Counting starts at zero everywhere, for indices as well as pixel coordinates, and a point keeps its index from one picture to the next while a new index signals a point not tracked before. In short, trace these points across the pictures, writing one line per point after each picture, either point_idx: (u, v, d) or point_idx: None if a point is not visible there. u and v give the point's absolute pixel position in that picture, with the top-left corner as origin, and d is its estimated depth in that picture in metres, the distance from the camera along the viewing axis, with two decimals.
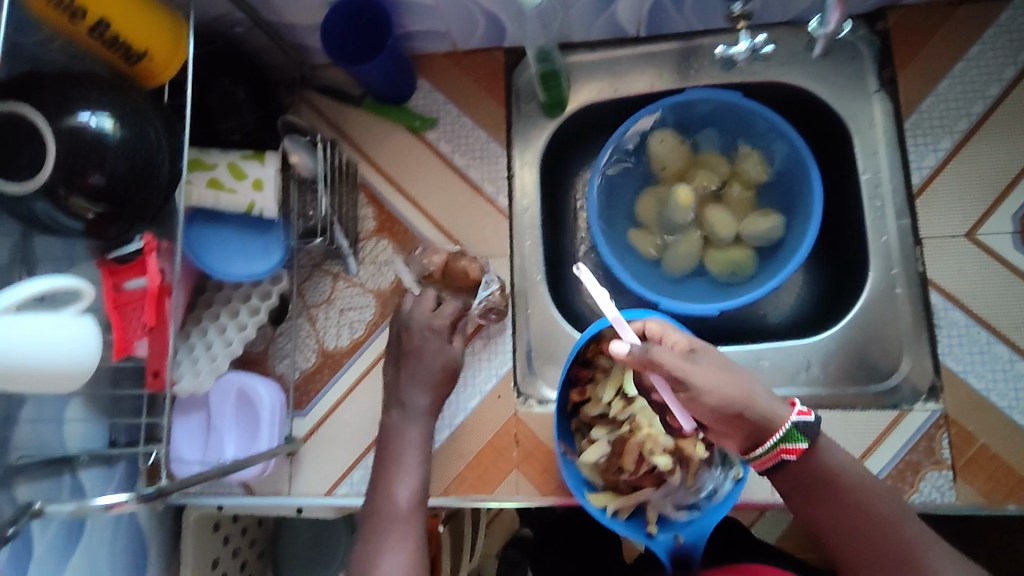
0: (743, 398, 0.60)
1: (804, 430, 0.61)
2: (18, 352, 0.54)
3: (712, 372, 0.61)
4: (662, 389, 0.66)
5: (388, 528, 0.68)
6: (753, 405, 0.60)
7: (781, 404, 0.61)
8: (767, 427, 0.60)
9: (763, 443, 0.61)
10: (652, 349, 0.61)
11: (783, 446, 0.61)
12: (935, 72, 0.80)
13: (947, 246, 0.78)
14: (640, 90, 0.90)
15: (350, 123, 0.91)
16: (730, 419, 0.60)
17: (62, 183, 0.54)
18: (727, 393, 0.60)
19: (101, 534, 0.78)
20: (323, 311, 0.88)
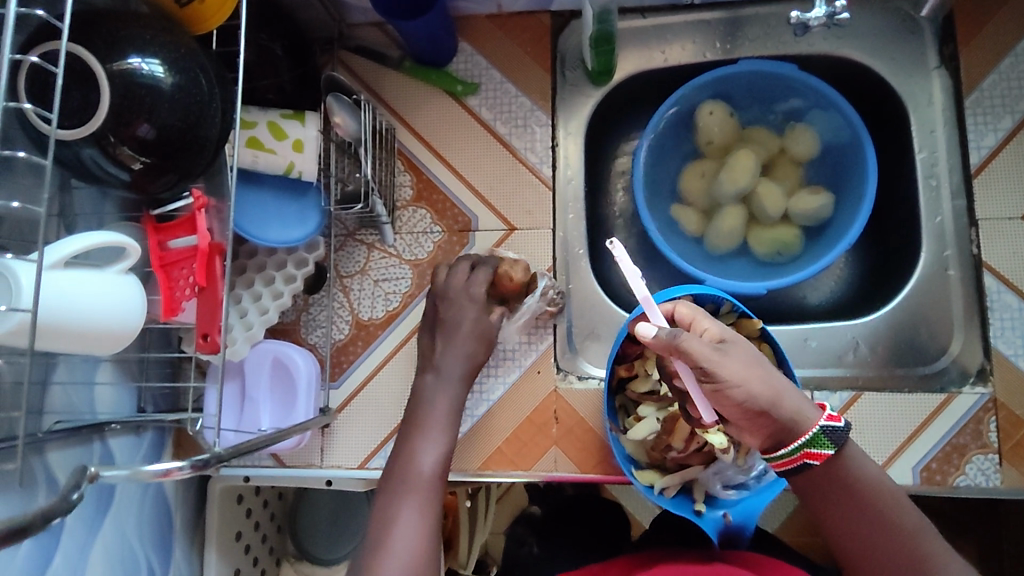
0: (771, 396, 0.57)
1: (833, 438, 0.58)
2: (62, 310, 0.51)
3: (741, 366, 0.57)
4: (687, 382, 0.60)
5: (407, 491, 0.68)
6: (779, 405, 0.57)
7: (806, 406, 0.59)
8: (790, 431, 0.58)
9: (786, 444, 0.59)
10: (681, 335, 0.57)
11: (807, 450, 0.58)
12: (998, 50, 0.78)
13: (1003, 228, 0.76)
14: (690, 59, 0.87)
15: (386, 86, 0.87)
16: (756, 416, 0.58)
17: (111, 130, 0.51)
18: (753, 390, 0.57)
19: (128, 504, 0.76)
20: (357, 281, 0.85)
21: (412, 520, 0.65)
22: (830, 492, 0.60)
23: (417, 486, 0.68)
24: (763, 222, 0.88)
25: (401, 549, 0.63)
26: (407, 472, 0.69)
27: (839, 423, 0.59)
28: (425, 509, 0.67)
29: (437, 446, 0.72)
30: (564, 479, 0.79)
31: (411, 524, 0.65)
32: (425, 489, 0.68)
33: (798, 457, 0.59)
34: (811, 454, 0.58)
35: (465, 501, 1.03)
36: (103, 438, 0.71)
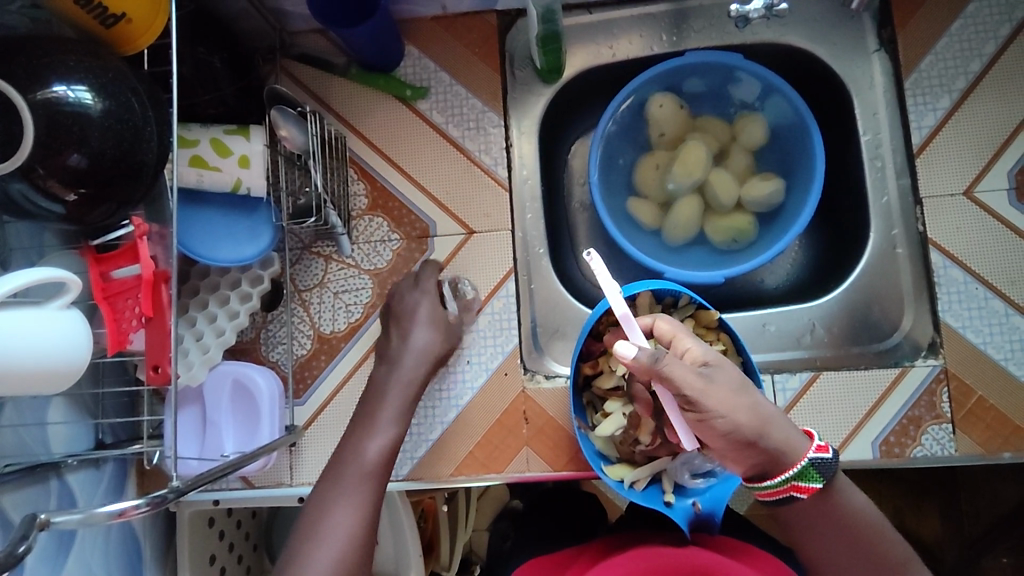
0: (759, 425, 0.59)
1: (820, 471, 0.61)
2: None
3: (724, 395, 0.58)
4: (670, 409, 0.62)
5: (344, 481, 0.69)
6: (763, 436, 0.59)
7: (794, 436, 0.61)
8: (778, 461, 0.60)
9: (771, 476, 0.61)
10: (664, 359, 0.57)
11: (795, 483, 0.61)
12: (933, 31, 0.80)
13: (945, 205, 0.78)
14: (638, 53, 0.88)
15: (335, 94, 0.86)
16: (742, 447, 0.59)
17: (40, 163, 0.50)
18: (740, 420, 0.58)
19: (93, 539, 0.73)
20: (316, 295, 0.84)
21: (346, 515, 0.66)
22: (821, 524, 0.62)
23: (356, 476, 0.69)
24: (718, 210, 0.89)
25: (332, 541, 0.64)
26: (353, 462, 0.70)
27: (828, 454, 0.61)
28: (365, 506, 0.68)
29: (387, 433, 0.73)
30: (537, 479, 0.79)
31: (344, 518, 0.66)
32: (366, 479, 0.69)
33: (785, 488, 0.62)
34: (799, 487, 0.61)
35: (443, 505, 1.01)
36: (59, 475, 0.69)
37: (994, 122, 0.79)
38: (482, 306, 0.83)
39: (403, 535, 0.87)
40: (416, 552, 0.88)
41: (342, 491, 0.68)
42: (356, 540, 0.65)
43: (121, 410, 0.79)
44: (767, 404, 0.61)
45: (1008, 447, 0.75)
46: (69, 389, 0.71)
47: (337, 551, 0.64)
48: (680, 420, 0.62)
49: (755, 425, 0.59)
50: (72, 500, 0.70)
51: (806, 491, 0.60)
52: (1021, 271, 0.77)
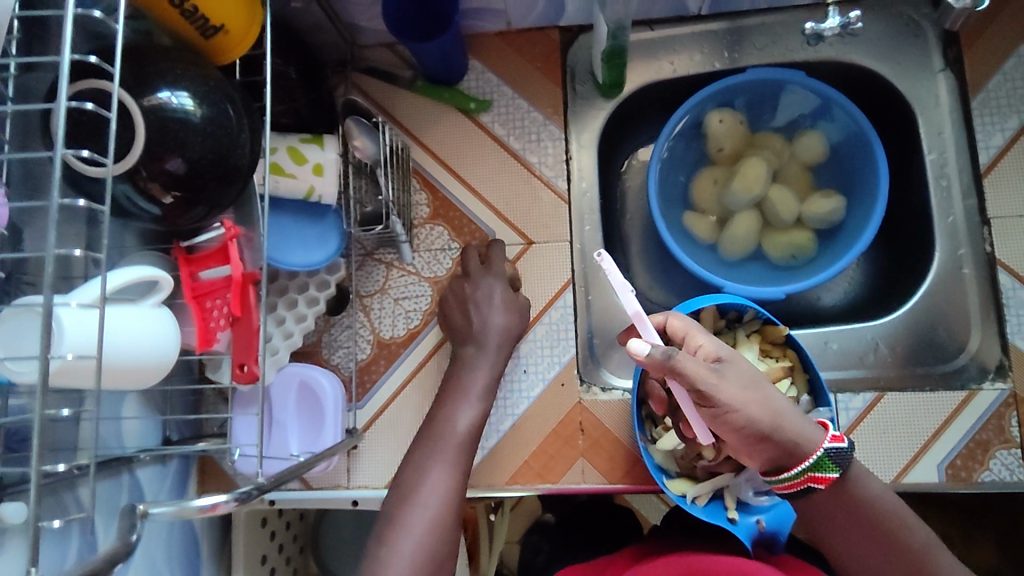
0: (771, 419, 0.58)
1: (835, 460, 0.59)
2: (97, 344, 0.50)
3: (737, 390, 0.58)
4: (683, 401, 0.63)
5: (439, 447, 0.70)
6: (774, 429, 0.58)
7: (806, 428, 0.60)
8: (792, 453, 0.59)
9: (789, 468, 0.60)
10: (676, 355, 0.55)
11: (812, 473, 0.59)
12: (1000, 52, 0.80)
13: (1015, 226, 0.78)
14: (700, 69, 0.88)
15: (399, 105, 0.88)
16: (755, 441, 0.59)
17: (144, 166, 0.52)
18: (752, 414, 0.58)
19: (158, 533, 0.75)
20: (377, 300, 0.85)
21: (441, 480, 0.67)
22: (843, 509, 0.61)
23: (449, 443, 0.71)
24: (776, 226, 0.89)
25: (430, 503, 0.65)
26: (443, 430, 0.72)
27: (843, 444, 0.60)
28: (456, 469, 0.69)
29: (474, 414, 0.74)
30: (592, 490, 0.80)
31: (442, 481, 0.67)
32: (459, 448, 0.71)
33: (803, 480, 0.60)
34: (817, 478, 0.59)
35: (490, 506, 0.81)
36: (131, 470, 0.71)
37: None
38: (538, 315, 0.84)
39: None
40: None
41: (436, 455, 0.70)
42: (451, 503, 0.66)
43: (186, 408, 0.81)
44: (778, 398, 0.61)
45: None
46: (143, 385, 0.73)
47: (433, 512, 0.64)
48: (693, 411, 0.63)
49: (767, 419, 0.58)
50: (141, 494, 0.72)
51: (824, 482, 0.59)
52: None
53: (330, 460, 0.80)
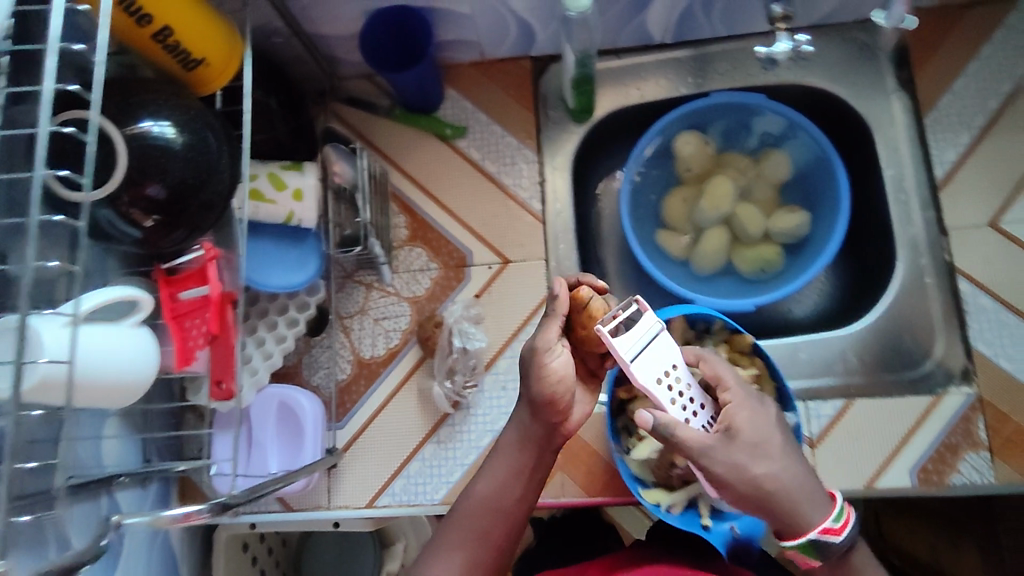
0: (761, 499, 0.61)
1: (819, 549, 0.62)
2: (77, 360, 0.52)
3: (737, 461, 0.61)
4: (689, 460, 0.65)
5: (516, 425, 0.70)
6: (769, 503, 0.61)
7: (813, 506, 0.62)
8: (788, 530, 0.62)
9: (787, 537, 0.63)
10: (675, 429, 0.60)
11: (797, 553, 0.64)
12: (949, 72, 0.84)
13: (972, 236, 0.81)
14: (667, 93, 0.92)
15: (377, 133, 0.91)
16: (752, 506, 0.62)
17: (126, 191, 0.55)
18: (745, 490, 0.61)
19: (137, 558, 0.76)
20: (357, 321, 0.87)
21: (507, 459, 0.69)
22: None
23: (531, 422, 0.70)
24: (745, 241, 0.92)
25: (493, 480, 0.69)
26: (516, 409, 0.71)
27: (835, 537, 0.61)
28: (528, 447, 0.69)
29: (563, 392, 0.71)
30: (572, 503, 0.81)
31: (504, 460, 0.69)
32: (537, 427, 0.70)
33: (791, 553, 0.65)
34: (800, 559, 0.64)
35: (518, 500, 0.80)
36: (110, 493, 0.72)
37: (1016, 156, 0.81)
38: (516, 334, 0.85)
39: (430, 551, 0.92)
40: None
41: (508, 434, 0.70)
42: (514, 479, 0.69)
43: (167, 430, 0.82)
44: (790, 467, 0.63)
45: None
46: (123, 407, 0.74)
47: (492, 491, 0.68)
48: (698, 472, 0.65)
49: (758, 496, 0.61)
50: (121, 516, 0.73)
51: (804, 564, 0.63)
52: None
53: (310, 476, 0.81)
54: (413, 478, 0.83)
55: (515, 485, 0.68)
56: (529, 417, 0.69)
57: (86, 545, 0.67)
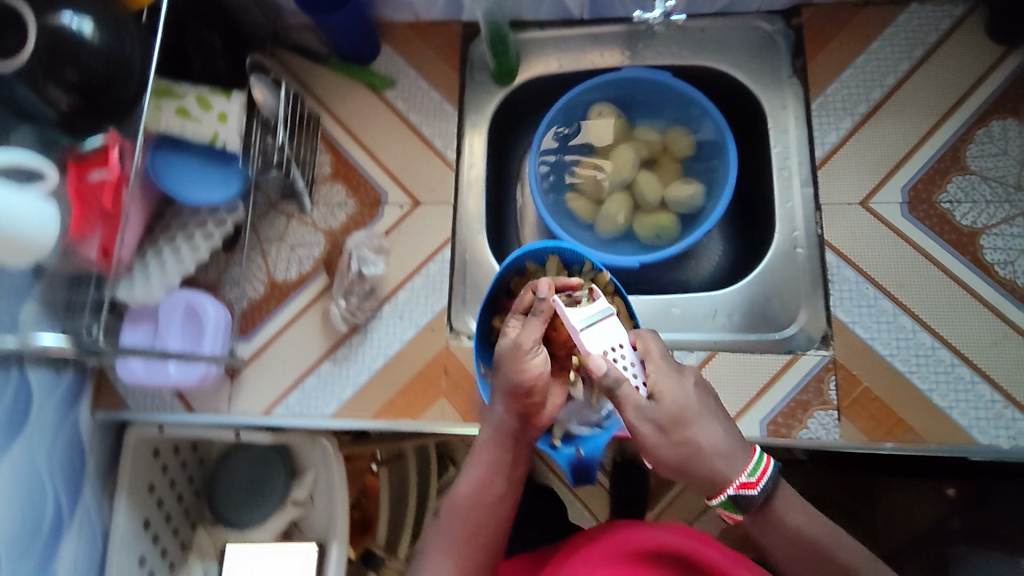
0: (679, 460, 0.64)
1: (739, 503, 0.65)
2: None
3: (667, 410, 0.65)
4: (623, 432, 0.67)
5: (486, 440, 0.72)
6: (690, 469, 0.64)
7: (734, 464, 0.64)
8: (713, 488, 0.65)
9: (715, 495, 0.65)
10: (623, 385, 0.65)
11: (723, 510, 0.67)
12: (839, 63, 0.90)
13: (844, 212, 0.86)
14: (586, 66, 0.99)
15: (313, 79, 0.99)
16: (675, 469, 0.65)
17: (43, 73, 0.63)
18: (659, 456, 0.64)
19: (40, 436, 0.82)
20: (274, 247, 0.94)
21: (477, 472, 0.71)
22: (772, 546, 0.66)
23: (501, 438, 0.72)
24: (645, 209, 0.98)
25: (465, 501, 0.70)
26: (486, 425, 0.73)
27: (751, 491, 0.64)
28: (494, 462, 0.71)
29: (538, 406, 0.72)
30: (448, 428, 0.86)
31: (476, 474, 0.71)
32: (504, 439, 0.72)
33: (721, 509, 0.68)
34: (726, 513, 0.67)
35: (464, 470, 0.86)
36: (21, 368, 0.78)
37: (891, 143, 0.87)
38: (417, 269, 0.92)
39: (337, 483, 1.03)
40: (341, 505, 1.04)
41: (480, 450, 0.72)
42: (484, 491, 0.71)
43: None
44: (709, 431, 0.65)
45: (890, 438, 0.80)
46: (46, 292, 0.75)
47: (467, 508, 0.70)
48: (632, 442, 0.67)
49: (673, 460, 0.64)
50: (28, 391, 0.79)
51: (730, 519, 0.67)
52: (909, 276, 0.83)
53: (210, 368, 0.86)
54: (307, 391, 0.89)
55: (497, 480, 0.71)
56: (503, 411, 0.72)
57: None
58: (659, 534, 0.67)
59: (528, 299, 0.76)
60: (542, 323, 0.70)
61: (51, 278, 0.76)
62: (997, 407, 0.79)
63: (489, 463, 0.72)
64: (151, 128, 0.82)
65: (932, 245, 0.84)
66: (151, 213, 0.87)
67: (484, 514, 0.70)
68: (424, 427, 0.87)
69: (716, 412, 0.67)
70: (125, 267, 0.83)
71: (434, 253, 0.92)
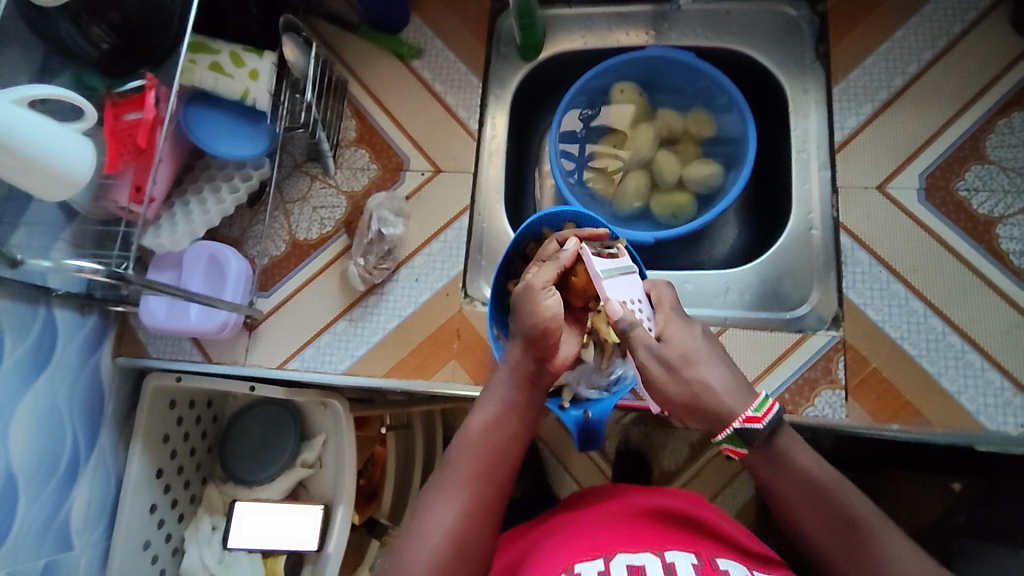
0: (686, 399, 0.66)
1: (744, 438, 0.64)
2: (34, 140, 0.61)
3: (676, 350, 0.67)
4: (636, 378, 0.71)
5: (500, 385, 0.74)
6: (699, 406, 0.65)
7: (738, 400, 0.65)
8: (716, 424, 0.66)
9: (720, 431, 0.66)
10: (634, 329, 0.68)
11: (728, 445, 0.66)
12: (862, 49, 0.90)
13: (860, 195, 0.87)
14: (610, 44, 1.00)
15: (344, 46, 1.01)
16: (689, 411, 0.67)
17: (87, 12, 0.69)
18: (668, 394, 0.66)
19: (63, 374, 0.85)
20: (297, 207, 0.96)
21: (491, 414, 0.73)
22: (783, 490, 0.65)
23: (515, 383, 0.74)
24: (662, 188, 0.99)
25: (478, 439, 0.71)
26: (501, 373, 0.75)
27: (756, 425, 0.64)
28: (507, 405, 0.73)
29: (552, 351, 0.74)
30: (458, 390, 0.88)
31: (490, 415, 0.73)
32: (517, 386, 0.74)
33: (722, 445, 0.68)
34: (731, 449, 0.67)
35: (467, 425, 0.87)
36: (48, 305, 0.81)
37: (910, 130, 0.87)
38: (435, 234, 0.94)
39: (344, 447, 1.04)
40: (350, 470, 1.04)
41: (493, 393, 0.74)
42: (497, 432, 0.72)
43: None
44: (714, 372, 0.67)
45: (896, 420, 0.80)
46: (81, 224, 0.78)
47: (480, 446, 0.71)
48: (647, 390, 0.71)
49: (682, 398, 0.66)
50: (54, 328, 0.82)
51: (734, 454, 0.67)
52: (923, 261, 0.84)
53: (230, 317, 0.88)
54: (322, 348, 0.91)
55: (511, 420, 0.73)
56: (517, 355, 0.74)
57: (17, 338, 0.77)
58: (662, 499, 0.77)
59: (552, 249, 0.80)
60: (560, 270, 0.75)
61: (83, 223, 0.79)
62: (1006, 395, 0.78)
63: (502, 406, 0.73)
64: (185, 81, 0.85)
65: (947, 232, 0.84)
66: (180, 165, 0.90)
67: (497, 454, 0.71)
68: (434, 387, 0.88)
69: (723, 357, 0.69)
70: (154, 216, 0.86)
71: (453, 219, 0.94)
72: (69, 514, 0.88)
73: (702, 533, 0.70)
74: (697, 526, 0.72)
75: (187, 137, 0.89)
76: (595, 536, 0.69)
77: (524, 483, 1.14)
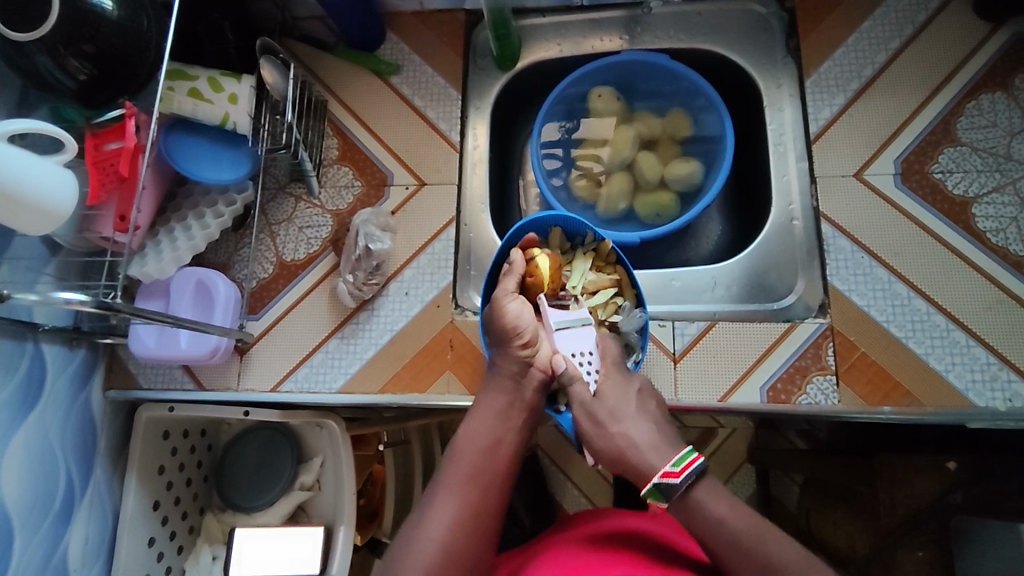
0: (614, 455, 0.71)
1: (664, 493, 0.67)
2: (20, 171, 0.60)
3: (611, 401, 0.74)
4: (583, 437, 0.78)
5: (490, 395, 0.77)
6: (622, 458, 0.71)
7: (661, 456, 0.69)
8: (641, 479, 0.69)
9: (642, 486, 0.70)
10: (574, 381, 0.76)
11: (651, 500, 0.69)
12: (832, 41, 0.93)
13: (838, 184, 0.89)
14: (585, 50, 1.02)
15: (321, 66, 1.01)
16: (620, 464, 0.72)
17: (62, 43, 0.66)
18: (599, 448, 0.73)
19: (54, 410, 0.83)
20: (283, 228, 0.96)
21: (484, 425, 0.74)
22: (705, 533, 0.65)
23: (506, 392, 0.76)
24: (645, 188, 1.01)
25: (470, 449, 0.73)
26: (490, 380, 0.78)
27: (674, 479, 0.66)
28: (496, 417, 0.75)
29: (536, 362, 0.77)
30: (454, 401, 0.88)
31: (482, 426, 0.74)
32: (508, 395, 0.76)
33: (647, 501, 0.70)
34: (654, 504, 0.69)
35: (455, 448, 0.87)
36: (36, 341, 0.80)
37: (883, 118, 0.89)
38: (423, 247, 0.94)
39: (341, 469, 1.03)
40: (349, 489, 1.04)
41: (485, 402, 0.76)
42: (489, 445, 0.73)
43: None
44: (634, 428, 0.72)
45: (888, 401, 0.81)
46: (65, 256, 0.79)
47: (475, 457, 0.72)
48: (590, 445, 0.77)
49: (608, 453, 0.72)
50: (43, 363, 0.81)
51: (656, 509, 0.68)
52: (904, 245, 0.85)
53: (221, 341, 0.88)
54: (315, 367, 0.91)
55: (500, 429, 0.75)
56: (507, 367, 0.76)
57: (5, 376, 0.75)
58: (642, 522, 0.78)
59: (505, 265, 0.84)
60: (517, 279, 0.80)
61: (66, 255, 0.80)
62: (992, 369, 0.80)
63: (494, 421, 0.75)
64: (164, 109, 0.85)
65: (926, 215, 0.86)
66: (163, 193, 0.90)
67: (489, 465, 0.72)
68: (431, 400, 0.88)
69: (651, 412, 0.74)
70: (136, 246, 0.85)
71: (439, 230, 0.95)
72: (66, 552, 0.86)
73: (682, 561, 0.70)
74: (678, 553, 0.72)
75: (169, 164, 0.89)
76: (569, 560, 0.70)
77: (525, 493, 1.14)
